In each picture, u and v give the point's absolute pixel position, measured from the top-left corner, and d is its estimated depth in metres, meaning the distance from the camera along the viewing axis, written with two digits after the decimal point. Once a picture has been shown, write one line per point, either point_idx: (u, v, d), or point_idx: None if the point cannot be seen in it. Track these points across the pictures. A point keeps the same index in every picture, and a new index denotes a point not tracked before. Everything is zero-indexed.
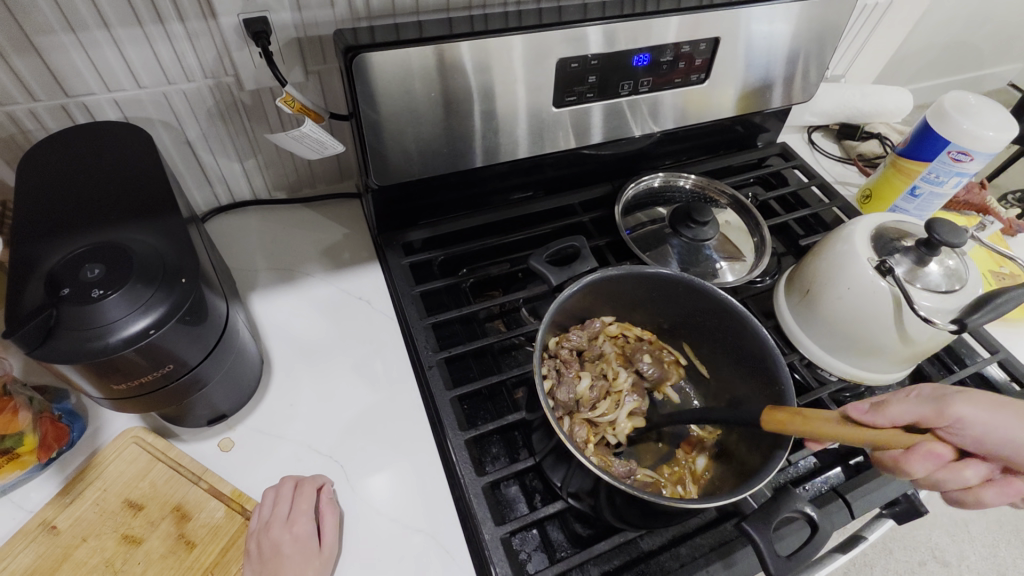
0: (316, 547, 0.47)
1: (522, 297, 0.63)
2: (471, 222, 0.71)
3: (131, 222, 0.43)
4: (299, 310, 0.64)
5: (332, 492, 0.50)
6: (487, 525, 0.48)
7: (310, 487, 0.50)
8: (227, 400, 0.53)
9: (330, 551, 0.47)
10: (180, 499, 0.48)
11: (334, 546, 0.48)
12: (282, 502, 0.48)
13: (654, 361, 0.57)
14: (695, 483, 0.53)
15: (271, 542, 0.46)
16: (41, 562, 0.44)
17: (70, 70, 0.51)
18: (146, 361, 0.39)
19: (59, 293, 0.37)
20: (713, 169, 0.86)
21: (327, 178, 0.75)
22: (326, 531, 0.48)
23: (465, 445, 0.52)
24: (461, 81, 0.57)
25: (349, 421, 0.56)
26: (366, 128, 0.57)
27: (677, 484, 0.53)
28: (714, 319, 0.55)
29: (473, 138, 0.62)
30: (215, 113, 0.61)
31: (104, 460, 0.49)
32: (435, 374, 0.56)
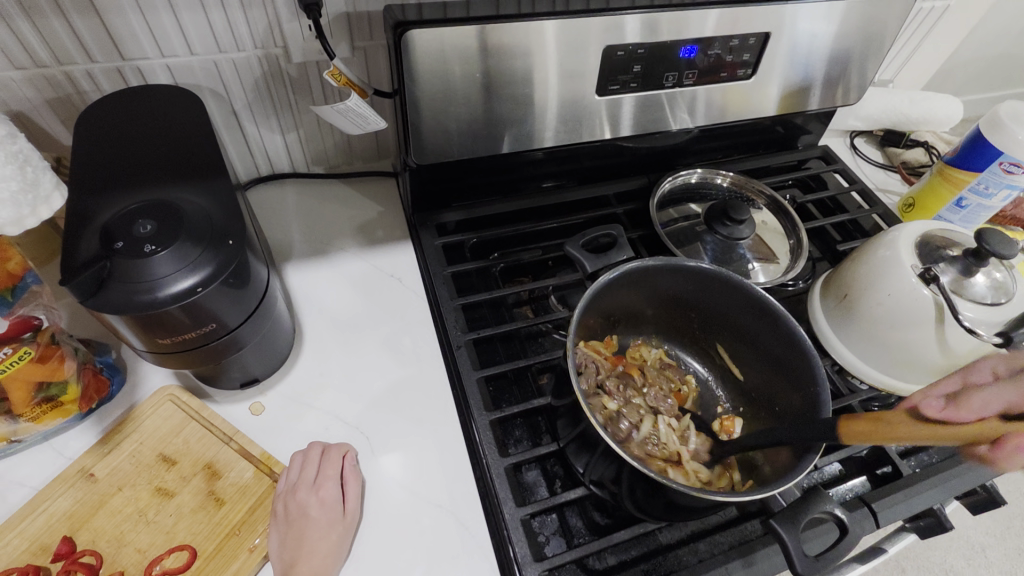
0: (340, 515, 0.48)
1: (553, 285, 0.63)
2: (505, 206, 0.72)
3: (182, 183, 0.44)
4: (333, 283, 0.65)
5: (356, 459, 0.51)
6: (508, 506, 0.48)
7: (337, 454, 0.51)
8: (259, 365, 0.54)
9: (351, 519, 0.48)
10: (211, 457, 0.50)
11: (357, 514, 0.48)
12: (309, 466, 0.49)
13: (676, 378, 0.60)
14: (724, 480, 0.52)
15: (297, 504, 0.47)
16: (78, 507, 0.46)
17: (127, 33, 0.52)
18: (190, 319, 0.40)
19: (113, 246, 0.39)
20: (751, 169, 0.84)
21: (364, 155, 0.76)
22: (350, 499, 0.49)
23: (489, 426, 0.52)
24: (507, 63, 0.56)
25: (376, 394, 0.57)
26: (409, 105, 0.57)
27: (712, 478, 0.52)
28: (752, 318, 0.54)
29: (512, 122, 0.62)
30: (262, 84, 0.62)
31: (141, 415, 0.51)
32: (463, 354, 0.56)
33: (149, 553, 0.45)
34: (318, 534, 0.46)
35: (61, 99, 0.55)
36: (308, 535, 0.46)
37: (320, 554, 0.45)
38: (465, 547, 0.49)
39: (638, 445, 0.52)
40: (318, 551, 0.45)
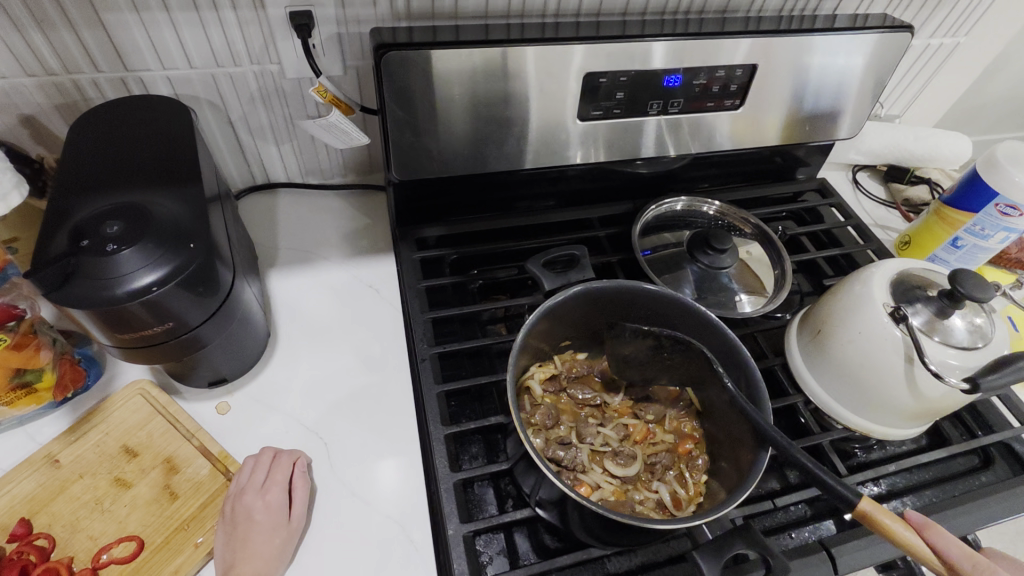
0: (286, 519, 0.48)
1: (528, 303, 0.64)
2: (488, 225, 0.72)
3: (157, 188, 0.46)
4: (313, 291, 0.67)
5: (307, 464, 0.52)
6: (452, 521, 0.48)
7: (287, 459, 0.52)
8: (229, 365, 0.56)
9: (296, 524, 0.49)
10: (171, 452, 0.51)
11: (302, 519, 0.49)
12: (261, 471, 0.50)
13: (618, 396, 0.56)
14: (692, 505, 0.49)
15: (246, 506, 0.48)
16: (40, 491, 0.48)
17: (131, 46, 0.56)
18: (147, 316, 0.42)
19: (80, 244, 0.41)
20: (744, 199, 0.83)
21: (357, 169, 0.78)
22: (296, 504, 0.50)
23: (444, 440, 0.52)
24: (488, 84, 0.58)
25: (338, 400, 0.58)
26: (391, 123, 0.59)
27: (686, 501, 0.49)
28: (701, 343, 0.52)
29: (493, 143, 0.64)
30: (258, 97, 0.65)
31: (111, 406, 0.53)
32: (425, 367, 0.57)
33: (100, 541, 0.47)
34: (261, 536, 0.46)
35: (68, 106, 0.59)
36: (253, 537, 0.46)
37: (262, 556, 0.46)
38: (408, 559, 0.49)
39: (606, 487, 0.49)
40: (260, 552, 0.46)
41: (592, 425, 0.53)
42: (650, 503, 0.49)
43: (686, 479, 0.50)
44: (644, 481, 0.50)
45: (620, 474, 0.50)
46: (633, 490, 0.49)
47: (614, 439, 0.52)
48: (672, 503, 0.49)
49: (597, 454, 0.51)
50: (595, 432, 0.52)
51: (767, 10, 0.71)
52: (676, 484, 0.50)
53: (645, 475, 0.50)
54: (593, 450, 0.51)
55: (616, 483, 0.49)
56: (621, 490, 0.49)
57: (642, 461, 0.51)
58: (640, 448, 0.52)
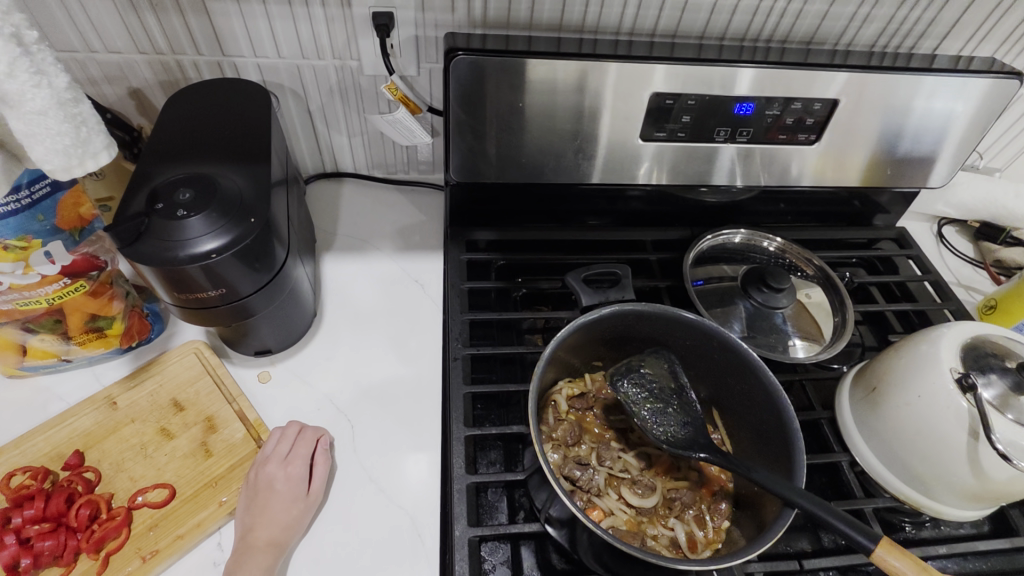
0: (304, 492, 0.50)
1: (567, 316, 0.64)
2: (540, 235, 0.72)
3: (231, 163, 0.50)
4: (362, 278, 0.69)
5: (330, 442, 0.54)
6: (460, 522, 0.48)
7: (310, 435, 0.53)
8: (273, 337, 0.59)
9: (314, 498, 0.50)
10: (212, 412, 0.55)
11: (320, 493, 0.51)
12: (286, 443, 0.52)
13: None
14: (709, 549, 0.47)
15: (269, 476, 0.50)
16: (96, 428, 0.53)
17: (229, 33, 0.61)
18: (204, 279, 0.45)
19: (155, 206, 0.45)
20: (810, 240, 0.78)
21: (420, 168, 0.80)
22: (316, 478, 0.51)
23: (464, 441, 0.52)
24: (553, 97, 0.59)
25: (370, 386, 0.60)
26: (453, 125, 0.61)
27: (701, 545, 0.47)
28: (739, 381, 0.50)
29: (551, 154, 0.64)
30: (336, 90, 0.69)
31: (167, 360, 0.57)
32: (456, 366, 0.58)
33: (138, 483, 0.50)
34: (280, 505, 0.49)
35: (170, 83, 0.65)
36: (272, 505, 0.49)
37: (280, 524, 0.48)
38: (413, 552, 0.50)
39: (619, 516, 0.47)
40: (279, 520, 0.48)
41: (614, 449, 0.51)
42: (664, 540, 0.47)
43: (705, 521, 0.48)
44: (660, 516, 0.48)
45: (635, 505, 0.48)
46: (647, 524, 0.48)
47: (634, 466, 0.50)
48: (686, 544, 0.47)
49: (616, 480, 0.50)
50: (616, 457, 0.51)
51: (858, 44, 0.68)
52: (694, 525, 0.48)
53: (661, 511, 0.49)
54: (612, 475, 0.50)
55: (630, 514, 0.48)
56: (635, 522, 0.47)
57: (661, 496, 0.49)
58: (660, 481, 0.50)
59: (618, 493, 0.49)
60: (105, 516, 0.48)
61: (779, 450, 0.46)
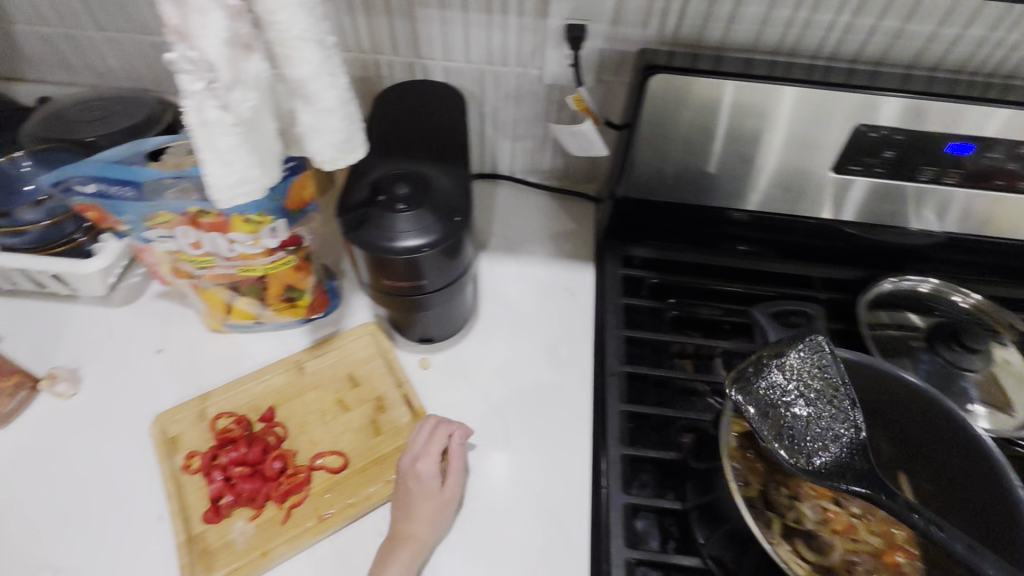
0: (440, 489, 0.52)
1: (723, 346, 0.62)
2: (698, 258, 0.70)
3: (435, 162, 0.52)
4: (516, 280, 0.71)
5: (464, 439, 0.54)
6: (616, 541, 0.49)
7: (443, 432, 0.54)
8: (437, 328, 0.62)
9: (450, 496, 0.52)
10: (382, 393, 0.59)
11: (455, 490, 0.52)
12: (420, 440, 0.54)
13: None
14: None
15: (406, 471, 0.52)
16: (285, 388, 0.59)
17: (429, 38, 0.65)
18: (409, 271, 0.48)
19: (376, 197, 0.48)
20: (1010, 296, 0.69)
21: (575, 177, 0.80)
22: (451, 475, 0.53)
23: (620, 459, 0.53)
24: (741, 120, 0.57)
25: (522, 388, 0.62)
26: (635, 142, 0.61)
27: None
28: (949, 445, 0.48)
29: (725, 177, 0.63)
30: (512, 96, 0.71)
31: (347, 337, 0.63)
32: (612, 382, 0.58)
33: (317, 446, 0.56)
34: (418, 501, 0.51)
35: (366, 79, 0.70)
36: (409, 497, 0.51)
37: (418, 519, 0.50)
38: (563, 560, 0.51)
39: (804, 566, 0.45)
40: (416, 514, 0.50)
41: (786, 496, 0.48)
42: None
43: None
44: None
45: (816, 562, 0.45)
46: None
47: (813, 519, 0.47)
48: None
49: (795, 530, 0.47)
50: (791, 506, 0.48)
51: None
52: None
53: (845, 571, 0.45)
54: (786, 524, 0.47)
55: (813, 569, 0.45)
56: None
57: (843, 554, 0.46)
58: (840, 539, 0.47)
59: (798, 544, 0.46)
60: (291, 472, 0.54)
61: (1000, 522, 0.44)
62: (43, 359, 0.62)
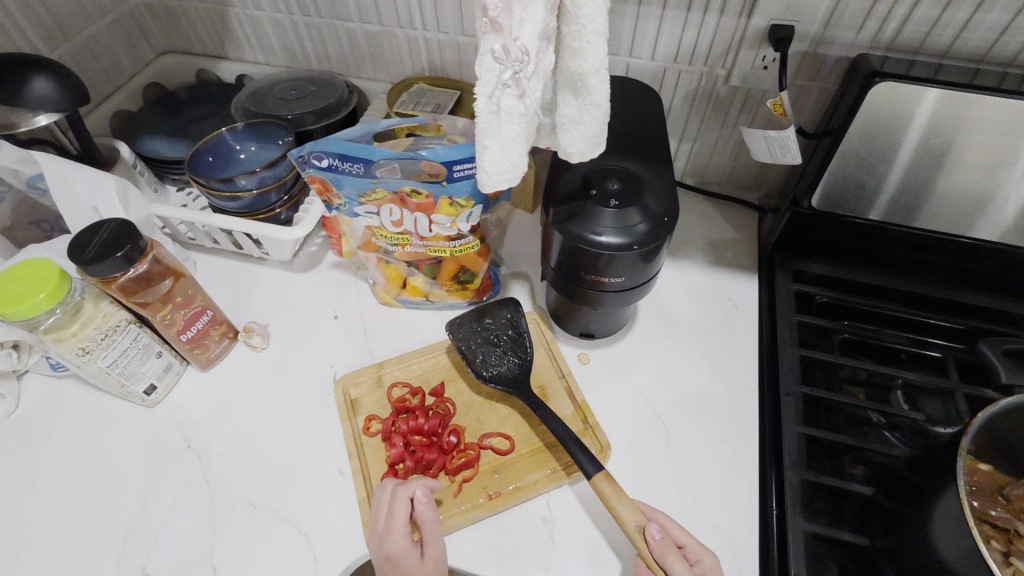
0: (421, 561, 0.46)
1: (908, 377, 0.57)
2: (877, 280, 0.66)
3: (641, 161, 0.53)
4: (674, 284, 0.70)
5: (428, 495, 0.48)
6: (797, 569, 0.46)
7: (402, 495, 0.48)
8: (600, 326, 0.63)
9: (433, 568, 0.46)
10: (545, 383, 0.61)
11: (438, 556, 0.46)
12: (385, 513, 0.48)
13: None
14: None
15: (379, 552, 0.47)
16: (455, 365, 0.63)
17: (619, 33, 0.65)
18: (611, 267, 0.49)
19: (589, 192, 0.49)
20: None
21: (737, 183, 0.77)
22: (428, 540, 0.47)
23: (798, 484, 0.51)
24: (964, 136, 0.53)
25: (683, 395, 0.61)
26: (837, 152, 0.57)
27: None
28: None
29: (928, 194, 0.59)
30: (690, 96, 0.69)
31: (512, 325, 0.66)
32: (787, 404, 0.56)
33: (484, 427, 0.58)
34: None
35: None
36: None
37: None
38: None
39: None
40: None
41: (997, 551, 0.44)
42: None
43: None
44: None
45: None
46: None
47: None
48: None
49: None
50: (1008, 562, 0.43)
51: None
52: None
53: None
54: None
55: None
56: None
57: None
58: None
59: None
60: (462, 448, 0.56)
61: None
62: (238, 313, 0.69)
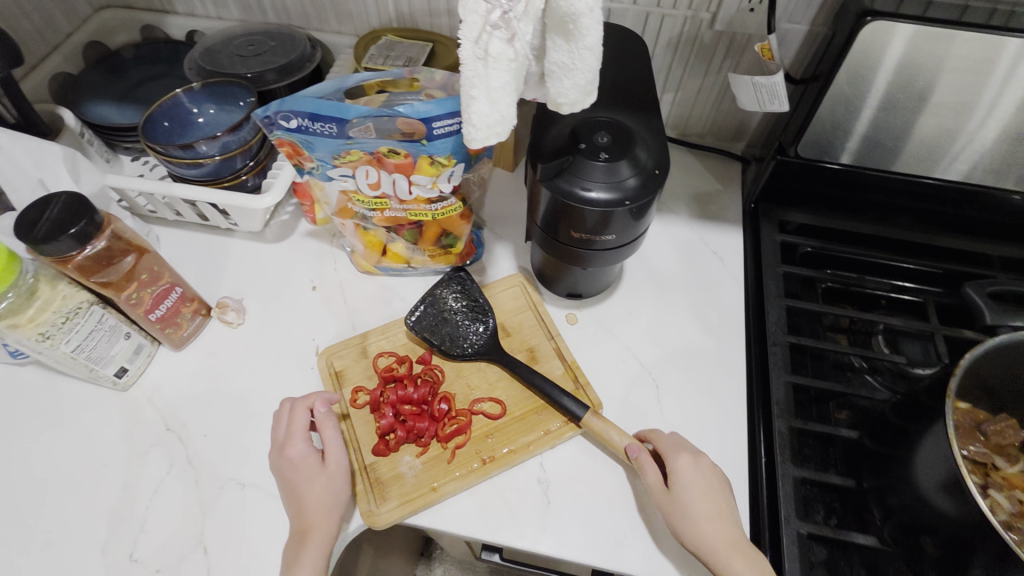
0: (323, 465, 0.50)
1: (889, 323, 0.58)
2: (859, 227, 0.66)
3: (629, 112, 0.51)
4: (660, 240, 0.69)
5: (328, 406, 0.53)
6: (788, 514, 0.47)
7: (301, 406, 0.53)
8: (587, 285, 0.62)
9: (335, 470, 0.50)
10: (534, 345, 0.60)
11: (338, 457, 0.51)
12: (284, 424, 0.53)
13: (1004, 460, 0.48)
14: None
15: (279, 460, 0.51)
16: None
17: None
18: (603, 224, 0.47)
19: (578, 145, 0.47)
20: None
21: (720, 134, 0.76)
22: (329, 446, 0.51)
23: (787, 432, 0.52)
24: (952, 77, 0.51)
25: (672, 350, 0.60)
26: (825, 97, 0.56)
27: None
28: None
29: (913, 139, 0.58)
30: (673, 44, 0.66)
31: (497, 288, 0.64)
32: (776, 353, 0.56)
33: (474, 393, 0.57)
34: (301, 486, 0.49)
35: None
36: (301, 481, 0.49)
37: (312, 504, 0.48)
38: None
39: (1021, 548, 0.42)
40: (308, 501, 0.48)
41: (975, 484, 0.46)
42: None
43: None
44: None
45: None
46: None
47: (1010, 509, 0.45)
48: None
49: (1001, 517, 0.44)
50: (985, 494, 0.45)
51: None
52: None
53: None
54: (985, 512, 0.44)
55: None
56: None
57: None
58: None
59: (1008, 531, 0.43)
60: (454, 414, 0.55)
61: None
62: (210, 288, 0.65)
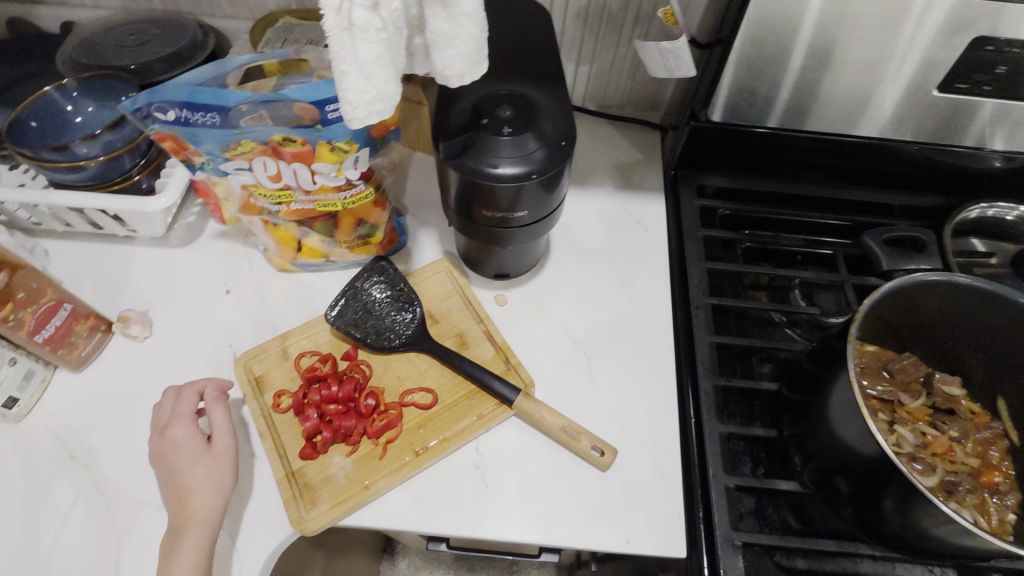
0: (207, 446, 0.49)
1: (803, 278, 0.61)
2: (772, 186, 0.68)
3: (532, 83, 0.49)
4: (585, 213, 0.69)
5: (220, 390, 0.51)
6: (716, 470, 0.49)
7: (191, 390, 0.51)
8: (513, 264, 0.61)
9: (221, 454, 0.48)
10: (463, 329, 0.59)
11: (223, 440, 0.49)
12: (170, 407, 0.51)
13: (909, 396, 0.51)
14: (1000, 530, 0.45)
15: (160, 442, 0.49)
16: None
17: None
18: (514, 200, 0.46)
19: (481, 121, 0.45)
20: None
21: (638, 104, 0.76)
22: (216, 429, 0.49)
23: (713, 391, 0.52)
24: (843, 35, 0.52)
25: (600, 322, 0.61)
26: (727, 60, 0.56)
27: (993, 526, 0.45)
28: None
29: (813, 98, 0.59)
30: (582, 13, 0.66)
31: (422, 275, 0.62)
32: (699, 315, 0.57)
33: (404, 383, 0.55)
34: (182, 469, 0.47)
35: None
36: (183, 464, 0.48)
37: (192, 489, 0.46)
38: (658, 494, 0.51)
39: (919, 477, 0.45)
40: (186, 484, 0.46)
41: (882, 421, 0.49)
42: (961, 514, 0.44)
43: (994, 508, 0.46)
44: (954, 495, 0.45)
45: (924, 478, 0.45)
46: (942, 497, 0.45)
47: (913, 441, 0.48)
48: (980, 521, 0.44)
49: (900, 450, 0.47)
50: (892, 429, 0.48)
51: None
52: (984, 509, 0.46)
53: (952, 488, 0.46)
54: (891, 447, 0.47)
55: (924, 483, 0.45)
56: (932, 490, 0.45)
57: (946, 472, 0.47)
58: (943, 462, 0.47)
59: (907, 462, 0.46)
60: (383, 409, 0.53)
61: None
62: (110, 301, 0.60)
